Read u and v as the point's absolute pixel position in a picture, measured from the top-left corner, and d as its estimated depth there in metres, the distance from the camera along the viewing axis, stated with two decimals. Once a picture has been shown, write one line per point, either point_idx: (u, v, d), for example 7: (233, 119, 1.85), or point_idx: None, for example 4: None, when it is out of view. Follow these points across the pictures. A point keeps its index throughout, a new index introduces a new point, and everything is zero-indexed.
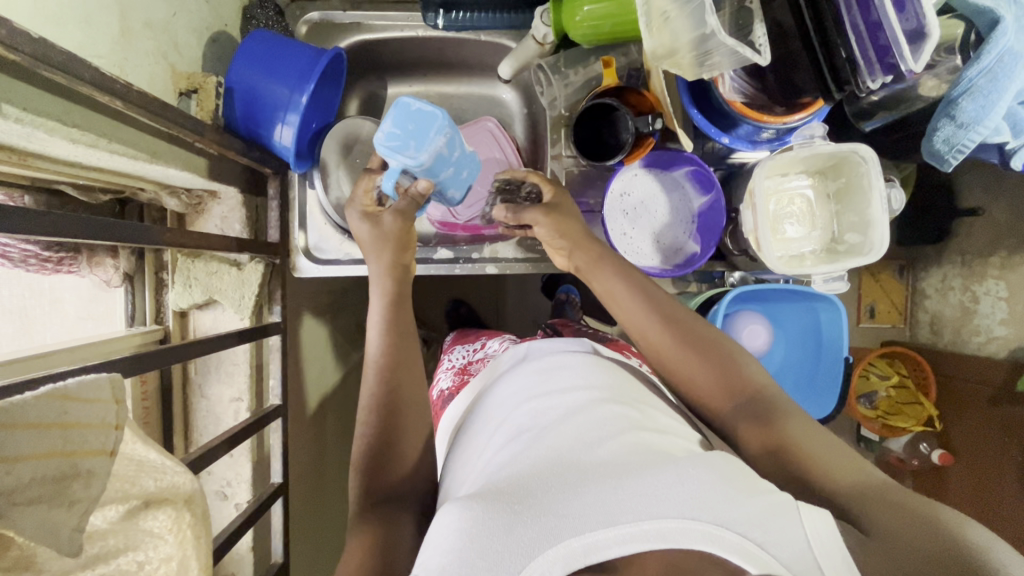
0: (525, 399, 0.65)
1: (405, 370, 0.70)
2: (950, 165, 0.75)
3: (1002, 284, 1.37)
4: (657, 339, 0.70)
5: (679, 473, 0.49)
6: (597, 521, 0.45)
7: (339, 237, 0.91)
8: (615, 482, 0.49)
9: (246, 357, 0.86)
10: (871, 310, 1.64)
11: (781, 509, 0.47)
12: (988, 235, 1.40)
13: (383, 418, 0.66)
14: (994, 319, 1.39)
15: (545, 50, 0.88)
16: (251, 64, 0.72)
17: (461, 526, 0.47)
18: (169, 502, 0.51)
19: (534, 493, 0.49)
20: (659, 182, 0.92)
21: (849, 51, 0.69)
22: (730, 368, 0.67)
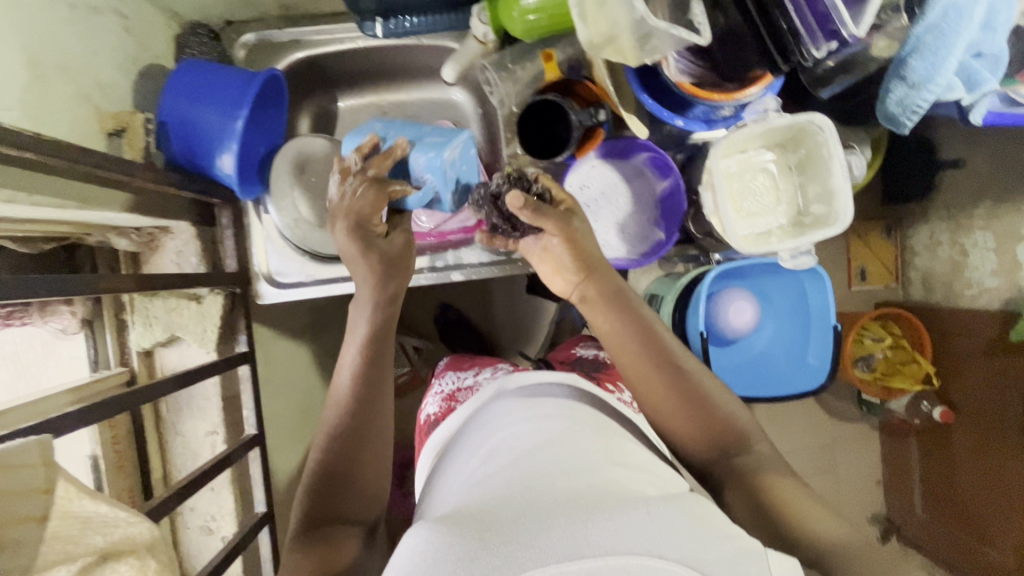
0: (504, 425, 0.62)
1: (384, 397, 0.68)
2: (906, 127, 0.73)
3: (989, 235, 1.34)
4: (649, 379, 0.70)
5: (650, 511, 0.45)
6: (564, 552, 0.40)
7: (300, 259, 0.90)
8: (585, 512, 0.44)
9: (216, 390, 0.85)
10: (862, 273, 1.61)
11: (751, 557, 0.44)
12: (972, 186, 1.37)
13: (347, 442, 0.65)
14: (984, 271, 1.37)
15: (487, 48, 0.86)
16: (182, 95, 0.71)
17: (421, 553, 0.43)
18: (130, 553, 0.50)
19: (504, 516, 0.44)
20: (618, 172, 0.90)
21: (789, 22, 0.68)
22: (718, 416, 0.68)
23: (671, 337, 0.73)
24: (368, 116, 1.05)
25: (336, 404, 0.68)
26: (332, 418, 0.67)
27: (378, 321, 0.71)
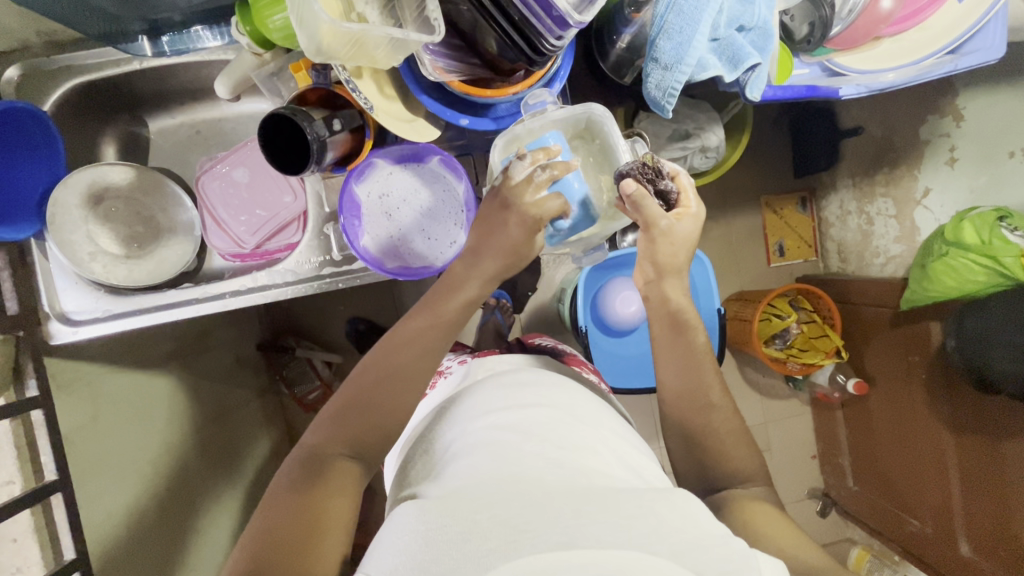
0: (495, 423, 0.72)
1: (424, 367, 0.70)
2: (667, 111, 0.70)
3: (890, 201, 1.41)
4: (661, 362, 0.78)
5: (643, 509, 0.55)
6: (556, 543, 0.49)
7: (96, 294, 0.89)
8: (579, 509, 0.54)
9: (8, 438, 0.82)
10: (780, 249, 1.69)
11: (743, 556, 0.52)
12: (872, 151, 1.44)
13: (384, 390, 0.67)
14: (888, 238, 1.43)
15: (263, 61, 0.82)
16: None
17: (417, 536, 0.53)
18: None
19: (500, 506, 0.55)
20: (418, 177, 0.87)
21: (518, 12, 0.65)
22: (697, 412, 0.74)
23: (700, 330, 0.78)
24: (183, 138, 1.02)
25: (370, 357, 0.70)
26: (364, 373, 0.68)
27: (440, 304, 0.73)
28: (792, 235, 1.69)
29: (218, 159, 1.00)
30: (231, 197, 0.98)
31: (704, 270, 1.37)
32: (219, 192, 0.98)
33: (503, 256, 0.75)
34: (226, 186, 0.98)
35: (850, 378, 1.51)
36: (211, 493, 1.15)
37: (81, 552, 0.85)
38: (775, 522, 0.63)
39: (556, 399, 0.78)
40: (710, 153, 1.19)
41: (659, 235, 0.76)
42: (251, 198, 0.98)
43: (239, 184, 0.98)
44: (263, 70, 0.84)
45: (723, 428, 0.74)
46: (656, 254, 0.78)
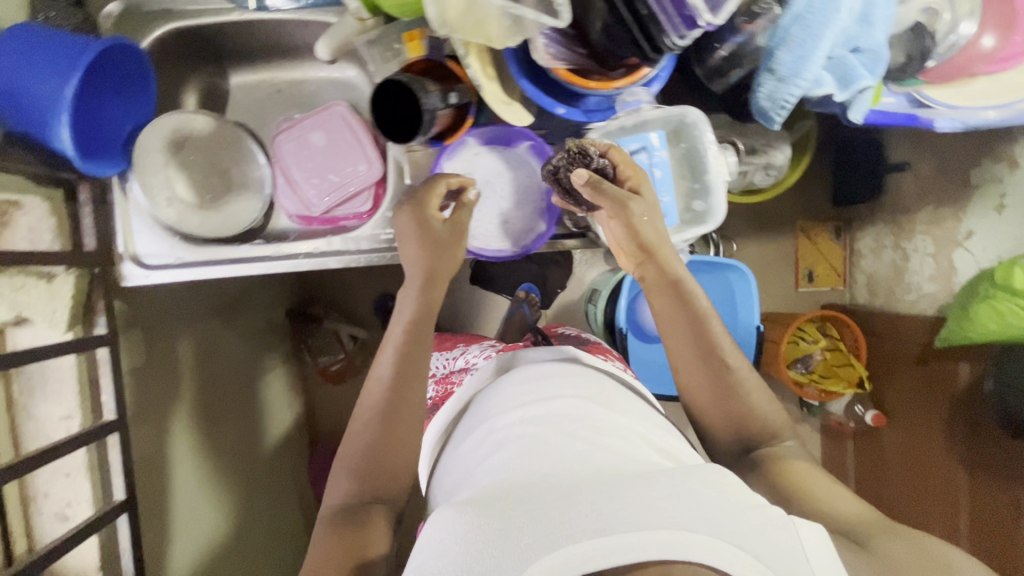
0: (525, 423, 0.72)
1: (412, 382, 0.74)
2: (775, 123, 0.71)
3: (928, 240, 1.42)
4: (682, 361, 0.77)
5: (675, 490, 0.54)
6: (593, 530, 0.49)
7: (170, 240, 0.88)
8: (611, 493, 0.53)
9: (73, 372, 0.82)
10: (808, 275, 1.70)
11: (780, 526, 0.53)
12: (915, 188, 1.44)
13: (376, 428, 0.71)
14: (922, 276, 1.43)
15: (364, 26, 0.82)
16: (6, 59, 0.67)
17: (461, 536, 0.51)
18: None
19: (531, 500, 0.54)
20: (503, 160, 0.87)
21: (648, 6, 0.65)
22: (726, 406, 0.74)
23: (716, 321, 0.78)
24: (262, 95, 1.02)
25: (364, 397, 0.74)
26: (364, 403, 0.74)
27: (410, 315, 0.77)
28: (823, 264, 1.70)
29: (296, 121, 0.99)
30: (306, 158, 0.97)
31: (747, 286, 1.39)
32: (293, 152, 0.97)
33: (451, 262, 0.80)
34: (301, 147, 0.96)
35: (869, 410, 1.53)
36: (232, 453, 1.16)
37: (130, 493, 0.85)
38: (839, 507, 0.63)
39: (580, 392, 0.78)
40: (772, 171, 1.20)
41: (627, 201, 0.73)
42: (325, 162, 0.96)
43: (314, 146, 0.97)
44: (365, 36, 0.84)
45: (757, 422, 0.74)
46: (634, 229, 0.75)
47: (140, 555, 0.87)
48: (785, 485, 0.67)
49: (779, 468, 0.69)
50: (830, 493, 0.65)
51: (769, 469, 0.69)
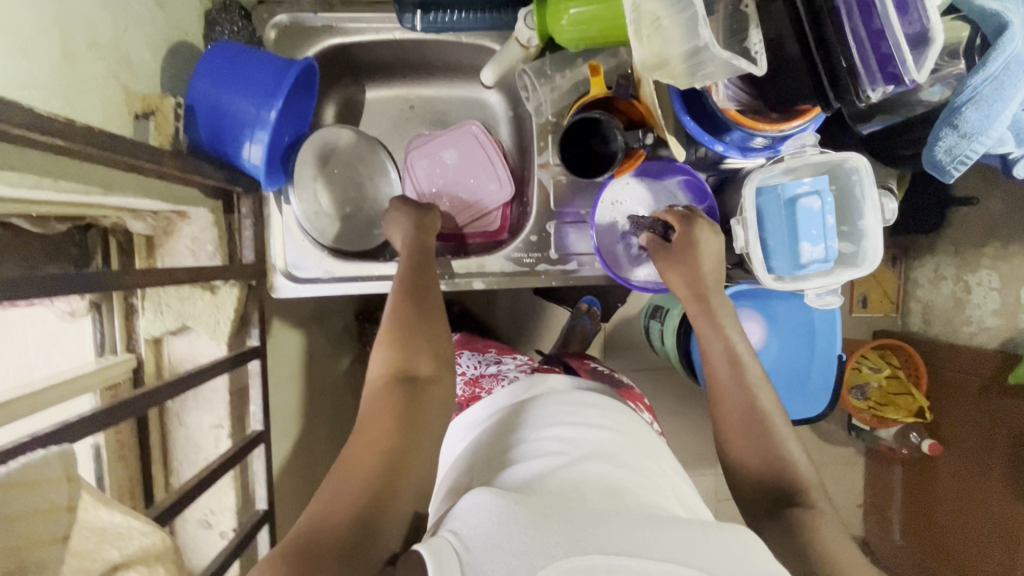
0: (549, 430, 0.63)
1: (434, 313, 0.65)
2: (952, 176, 0.75)
3: (995, 275, 1.20)
4: (723, 388, 0.68)
5: (704, 532, 0.44)
6: (625, 547, 0.40)
7: (319, 254, 0.88)
8: (643, 520, 0.44)
9: (225, 383, 0.83)
10: (862, 300, 1.46)
11: None
12: (983, 225, 1.21)
13: (410, 335, 0.62)
14: (984, 310, 1.22)
15: (528, 53, 0.84)
16: (213, 78, 0.68)
17: (492, 515, 0.42)
18: (140, 564, 0.48)
19: (567, 505, 0.45)
20: (648, 192, 0.88)
21: (848, 59, 0.65)
22: (763, 450, 0.64)
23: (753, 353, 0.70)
24: (395, 110, 1.02)
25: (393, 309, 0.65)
26: (398, 312, 0.64)
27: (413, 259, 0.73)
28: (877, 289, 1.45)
29: (429, 137, 0.99)
30: (439, 178, 0.97)
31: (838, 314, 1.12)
32: (424, 172, 0.97)
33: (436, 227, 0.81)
34: (433, 164, 0.97)
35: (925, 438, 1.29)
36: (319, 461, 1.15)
37: (270, 505, 0.86)
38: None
39: (615, 416, 0.68)
40: None
41: (697, 220, 0.78)
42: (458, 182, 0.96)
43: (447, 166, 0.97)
44: (526, 63, 0.86)
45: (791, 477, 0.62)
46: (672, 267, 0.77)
47: None
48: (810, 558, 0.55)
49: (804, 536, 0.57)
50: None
51: (791, 529, 0.58)
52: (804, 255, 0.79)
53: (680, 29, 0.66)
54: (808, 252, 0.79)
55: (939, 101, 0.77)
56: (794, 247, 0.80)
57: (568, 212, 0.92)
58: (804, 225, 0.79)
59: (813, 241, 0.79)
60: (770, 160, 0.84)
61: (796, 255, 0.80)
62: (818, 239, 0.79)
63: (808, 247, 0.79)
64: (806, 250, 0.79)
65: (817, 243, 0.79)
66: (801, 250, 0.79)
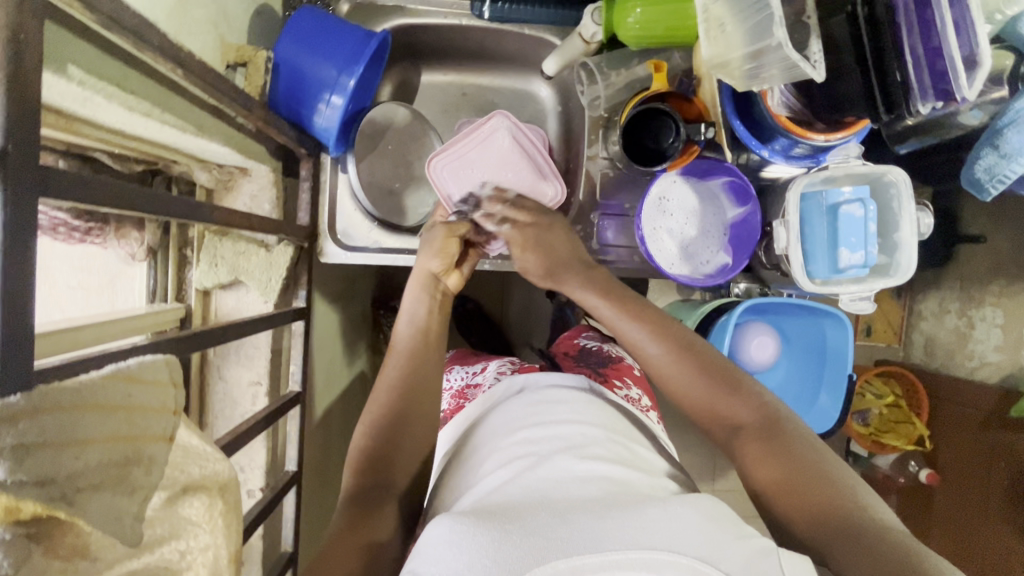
0: (516, 433, 0.63)
1: (420, 399, 0.67)
2: (990, 194, 0.79)
3: (999, 311, 1.20)
4: (654, 356, 0.68)
5: (667, 510, 0.46)
6: (584, 546, 0.42)
7: (368, 225, 0.91)
8: (604, 513, 0.46)
9: (267, 341, 0.84)
10: (865, 328, 1.44)
11: (764, 555, 0.46)
12: (988, 262, 1.23)
13: (397, 400, 0.67)
14: (988, 344, 1.22)
15: (589, 48, 0.87)
16: (298, 40, 0.70)
17: (453, 546, 0.43)
18: (206, 488, 0.47)
19: (524, 513, 0.46)
20: (694, 191, 0.90)
21: (903, 75, 0.69)
22: (715, 396, 0.64)
23: (666, 313, 0.71)
24: (448, 96, 1.04)
25: (372, 401, 0.68)
26: (381, 399, 0.67)
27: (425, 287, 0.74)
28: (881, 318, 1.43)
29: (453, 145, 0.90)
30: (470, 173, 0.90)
31: (842, 335, 1.02)
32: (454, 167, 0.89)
33: (458, 281, 0.79)
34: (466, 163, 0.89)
35: (922, 467, 1.31)
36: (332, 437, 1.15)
37: (298, 467, 0.86)
38: (858, 493, 0.53)
39: (584, 407, 0.68)
40: None
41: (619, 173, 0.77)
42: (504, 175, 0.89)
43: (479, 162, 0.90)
44: (587, 57, 0.89)
45: (747, 406, 0.63)
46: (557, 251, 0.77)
47: (298, 528, 0.86)
48: (796, 474, 0.55)
49: (782, 458, 0.57)
50: (840, 481, 0.54)
51: (769, 449, 0.59)
52: (848, 261, 0.82)
53: (746, 30, 0.69)
54: (848, 259, 0.82)
55: (978, 125, 0.80)
56: (837, 253, 0.83)
57: (610, 204, 0.94)
58: (846, 230, 0.82)
59: (854, 246, 0.82)
60: (811, 169, 0.86)
61: (840, 262, 0.83)
62: (858, 244, 0.81)
63: (848, 252, 0.82)
64: (847, 255, 0.82)
65: (856, 249, 0.82)
66: (842, 256, 0.82)
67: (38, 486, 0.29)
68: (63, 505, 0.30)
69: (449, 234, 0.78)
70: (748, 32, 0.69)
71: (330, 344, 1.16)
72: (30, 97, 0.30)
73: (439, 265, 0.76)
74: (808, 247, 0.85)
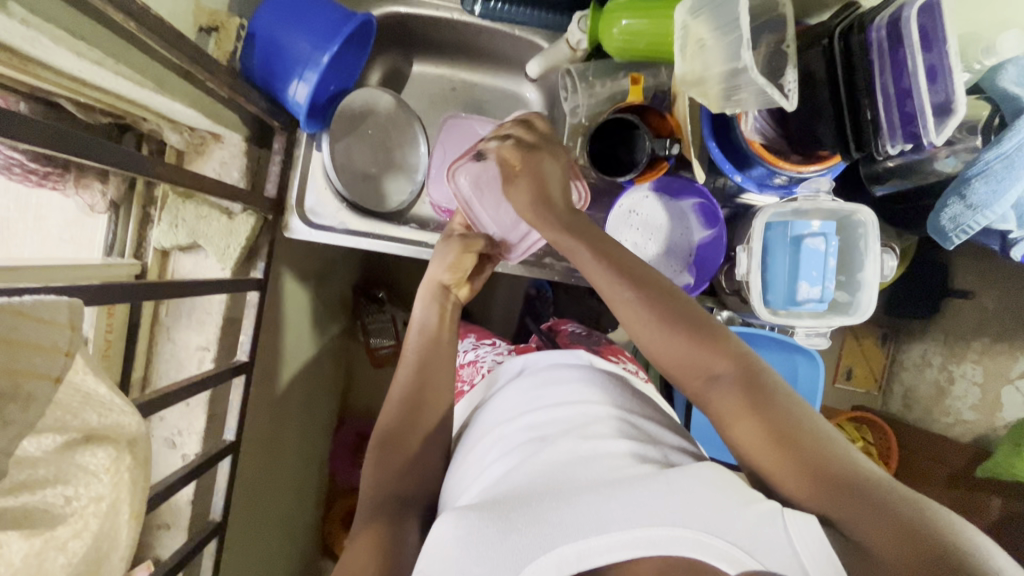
0: (521, 415, 0.68)
1: (426, 408, 0.75)
2: (952, 244, 0.78)
3: (978, 369, 1.17)
4: (629, 302, 0.66)
5: (670, 483, 0.52)
6: (590, 529, 0.49)
7: (337, 205, 0.91)
8: (606, 493, 0.52)
9: (220, 308, 0.84)
10: (846, 372, 1.41)
11: (768, 517, 0.49)
12: (975, 319, 1.19)
13: (405, 406, 0.74)
14: (964, 403, 1.19)
15: (575, 56, 0.88)
16: (278, 12, 0.70)
17: (462, 538, 0.50)
18: (113, 441, 0.48)
19: (528, 499, 0.53)
20: (666, 210, 0.89)
21: (874, 113, 0.69)
22: (697, 348, 0.62)
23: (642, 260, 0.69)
24: (437, 89, 1.04)
25: (383, 415, 0.75)
26: (390, 414, 0.74)
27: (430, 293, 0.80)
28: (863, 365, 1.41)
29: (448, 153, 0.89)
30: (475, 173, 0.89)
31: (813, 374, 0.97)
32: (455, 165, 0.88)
33: (468, 293, 0.85)
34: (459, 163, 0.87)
35: None
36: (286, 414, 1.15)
37: (237, 437, 0.86)
38: (846, 448, 0.55)
39: (585, 382, 0.71)
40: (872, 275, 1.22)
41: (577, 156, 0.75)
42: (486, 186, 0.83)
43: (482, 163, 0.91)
44: (572, 64, 0.90)
45: (725, 357, 0.62)
46: (548, 188, 0.72)
47: (228, 498, 0.86)
48: (784, 431, 0.55)
49: (767, 412, 0.57)
50: (827, 437, 0.55)
51: (753, 406, 0.58)
52: (805, 294, 0.81)
53: (723, 51, 0.70)
54: (805, 291, 0.81)
55: (952, 171, 0.81)
56: (795, 284, 0.81)
57: None
58: (807, 263, 0.81)
59: (813, 279, 0.80)
60: (783, 199, 0.87)
61: (798, 293, 0.81)
62: (817, 277, 0.80)
63: (806, 284, 0.81)
64: (805, 288, 0.80)
65: (815, 284, 0.81)
66: (801, 288, 0.81)
67: None
68: None
69: (464, 248, 0.81)
70: (725, 52, 0.69)
71: (296, 321, 1.16)
72: None
73: (448, 277, 0.81)
74: (770, 277, 0.84)
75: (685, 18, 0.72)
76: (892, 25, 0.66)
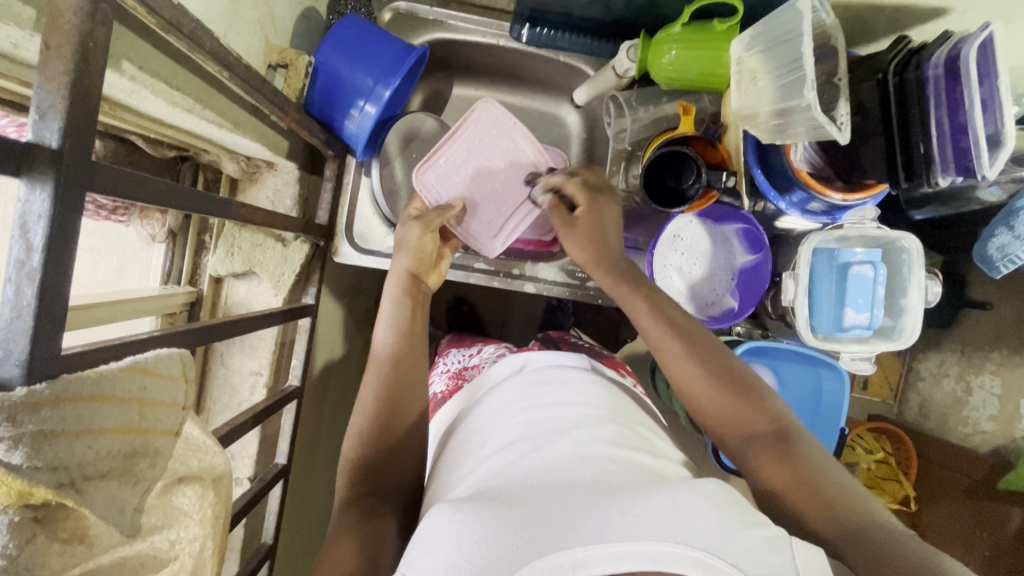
0: (520, 416, 0.64)
1: (404, 406, 0.70)
2: (1000, 272, 0.80)
3: (997, 380, 1.07)
4: (677, 352, 0.69)
5: (674, 499, 0.48)
6: (589, 536, 0.44)
7: (384, 229, 0.92)
8: (608, 501, 0.48)
9: (272, 334, 0.85)
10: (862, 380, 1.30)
11: (774, 545, 0.46)
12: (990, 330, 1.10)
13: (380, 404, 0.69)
14: (983, 414, 1.09)
15: (621, 83, 0.89)
16: (340, 47, 0.72)
17: (456, 535, 0.45)
18: (200, 479, 0.47)
19: (525, 497, 0.48)
20: (708, 234, 0.91)
21: (927, 147, 0.70)
22: (734, 398, 0.65)
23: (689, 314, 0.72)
24: None
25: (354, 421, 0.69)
26: (373, 404, 0.69)
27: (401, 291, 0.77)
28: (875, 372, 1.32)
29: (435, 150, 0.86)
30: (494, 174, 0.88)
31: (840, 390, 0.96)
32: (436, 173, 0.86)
33: (434, 280, 0.83)
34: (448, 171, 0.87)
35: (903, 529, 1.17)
36: (322, 431, 1.15)
37: (288, 461, 0.86)
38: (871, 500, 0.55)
39: (588, 391, 0.68)
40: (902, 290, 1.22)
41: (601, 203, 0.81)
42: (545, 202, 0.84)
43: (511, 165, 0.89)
44: (618, 91, 0.91)
45: (764, 415, 0.64)
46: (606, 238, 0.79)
47: (280, 521, 0.87)
48: (812, 481, 0.56)
49: (795, 466, 0.58)
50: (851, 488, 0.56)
51: (783, 456, 0.60)
52: (851, 323, 0.84)
53: (776, 86, 0.71)
54: (851, 319, 0.83)
55: (995, 202, 0.80)
56: (842, 312, 0.84)
57: (623, 236, 0.96)
58: (854, 291, 0.83)
59: (858, 306, 0.83)
60: (826, 226, 0.87)
61: (845, 321, 0.84)
62: (863, 305, 0.83)
63: (854, 311, 0.83)
64: (852, 316, 0.83)
65: (862, 310, 0.84)
66: (848, 316, 0.83)
67: (50, 472, 0.30)
68: (71, 492, 0.31)
69: (424, 231, 0.79)
70: (780, 88, 0.70)
71: (331, 339, 1.16)
72: (90, 98, 0.31)
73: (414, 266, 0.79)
74: (816, 302, 0.86)
75: (740, 54, 0.75)
76: (948, 63, 0.67)
